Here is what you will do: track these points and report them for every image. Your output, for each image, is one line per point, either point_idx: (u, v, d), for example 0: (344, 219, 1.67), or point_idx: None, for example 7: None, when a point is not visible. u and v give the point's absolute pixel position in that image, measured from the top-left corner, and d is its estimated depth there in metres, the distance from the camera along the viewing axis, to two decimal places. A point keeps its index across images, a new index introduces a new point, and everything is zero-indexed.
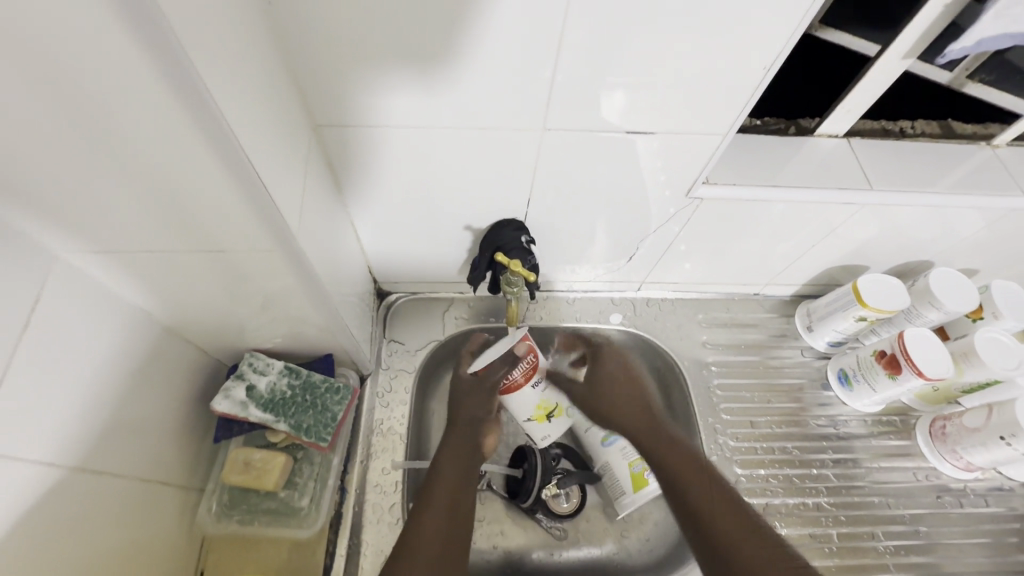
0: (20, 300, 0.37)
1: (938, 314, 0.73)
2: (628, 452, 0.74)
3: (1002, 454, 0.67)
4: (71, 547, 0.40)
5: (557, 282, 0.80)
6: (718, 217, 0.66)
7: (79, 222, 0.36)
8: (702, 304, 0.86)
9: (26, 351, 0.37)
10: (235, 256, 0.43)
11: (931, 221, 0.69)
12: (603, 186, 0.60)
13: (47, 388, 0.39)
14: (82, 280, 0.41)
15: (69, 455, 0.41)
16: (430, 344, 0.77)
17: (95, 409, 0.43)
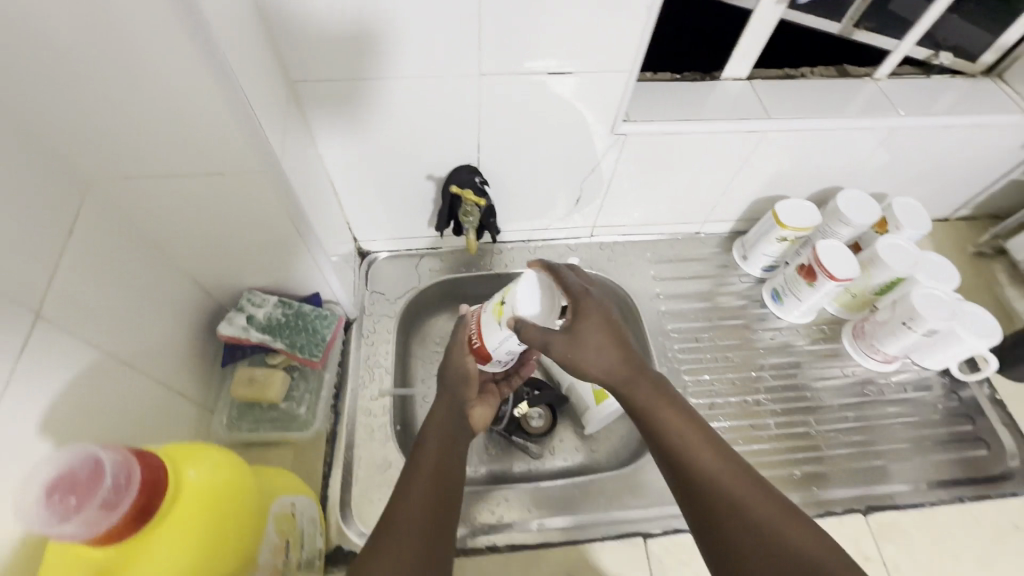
0: (65, 208, 0.46)
1: (848, 229, 0.83)
2: None
3: (907, 338, 0.77)
4: (117, 419, 0.50)
5: (517, 231, 0.91)
6: (644, 153, 0.76)
7: (110, 140, 0.47)
8: (650, 245, 0.96)
9: (76, 247, 0.46)
10: (231, 175, 0.53)
11: (829, 147, 0.80)
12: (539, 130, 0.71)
13: (92, 283, 0.48)
14: (113, 202, 0.51)
15: (111, 346, 0.50)
16: (409, 293, 0.88)
17: (124, 311, 0.52)
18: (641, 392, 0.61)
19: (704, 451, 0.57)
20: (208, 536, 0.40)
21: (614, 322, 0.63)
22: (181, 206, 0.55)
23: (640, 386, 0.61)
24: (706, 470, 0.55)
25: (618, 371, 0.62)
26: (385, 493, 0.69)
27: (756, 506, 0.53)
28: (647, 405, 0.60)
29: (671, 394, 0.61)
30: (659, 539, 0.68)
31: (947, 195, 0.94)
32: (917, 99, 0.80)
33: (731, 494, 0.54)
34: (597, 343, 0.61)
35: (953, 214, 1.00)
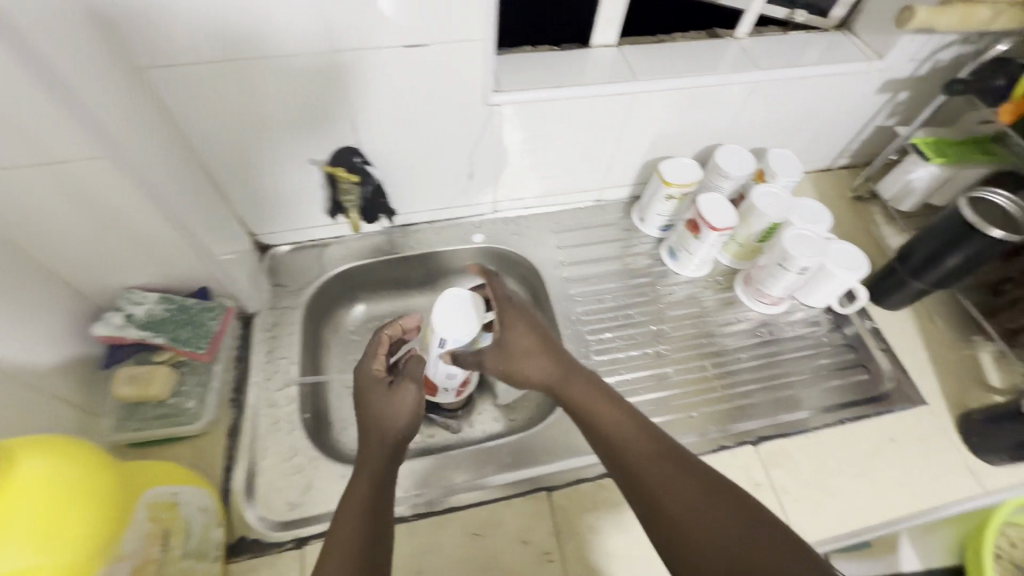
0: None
1: (728, 181, 0.88)
2: None
3: (779, 281, 0.84)
4: None
5: (417, 213, 0.92)
6: (522, 122, 0.79)
7: None
8: (553, 215, 0.99)
9: None
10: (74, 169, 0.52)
11: (700, 105, 0.85)
12: (412, 106, 0.72)
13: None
14: None
15: None
16: (313, 282, 0.88)
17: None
18: (572, 392, 0.62)
19: (641, 444, 0.56)
20: (64, 537, 0.42)
21: (541, 328, 0.66)
22: (28, 204, 0.53)
23: (571, 386, 0.62)
24: (640, 461, 0.55)
25: (550, 372, 0.63)
26: (291, 479, 0.69)
27: (692, 484, 0.52)
28: (583, 402, 0.61)
29: (603, 390, 0.62)
30: (563, 490, 0.70)
31: (822, 145, 1.00)
32: (776, 54, 0.85)
33: (665, 480, 0.53)
34: (526, 347, 0.64)
35: (832, 164, 1.07)
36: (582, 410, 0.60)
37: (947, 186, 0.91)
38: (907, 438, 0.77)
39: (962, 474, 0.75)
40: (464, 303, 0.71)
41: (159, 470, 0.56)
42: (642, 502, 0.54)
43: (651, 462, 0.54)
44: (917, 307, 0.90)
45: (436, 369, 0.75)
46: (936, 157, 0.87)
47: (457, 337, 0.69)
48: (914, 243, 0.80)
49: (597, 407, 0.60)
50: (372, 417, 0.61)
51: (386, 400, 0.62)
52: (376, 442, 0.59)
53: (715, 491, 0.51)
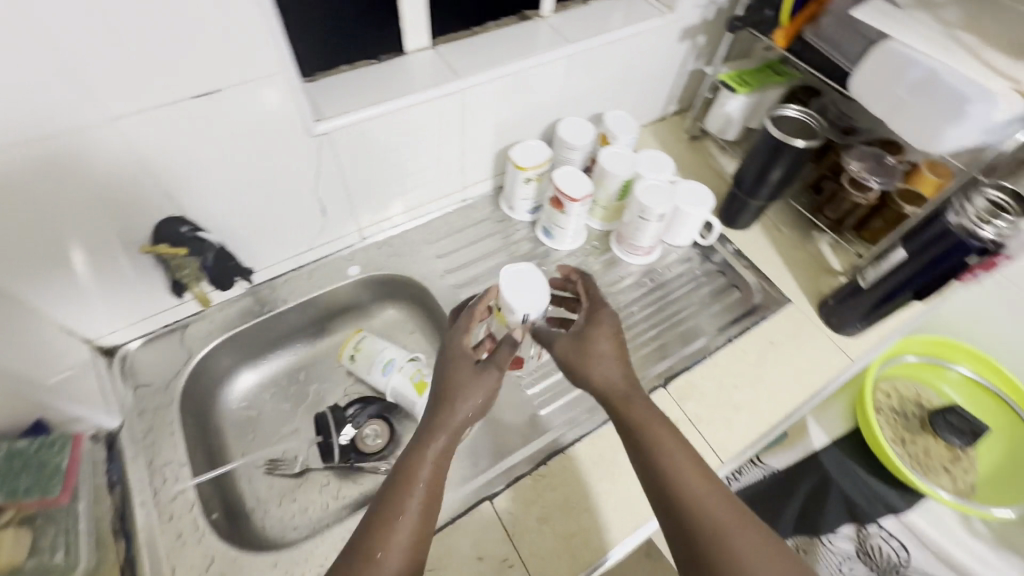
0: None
1: (576, 152, 0.91)
2: (405, 368, 0.85)
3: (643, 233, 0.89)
4: None
5: (280, 263, 0.86)
6: (358, 144, 0.76)
7: None
8: (424, 226, 0.97)
9: None
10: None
11: (530, 87, 0.87)
12: (231, 158, 0.66)
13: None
14: None
15: None
16: (182, 370, 0.79)
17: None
18: (633, 409, 0.62)
19: (696, 475, 0.56)
20: None
21: (620, 340, 0.69)
22: None
23: (634, 403, 0.63)
24: (691, 488, 0.55)
25: (614, 387, 0.64)
26: None
27: (734, 519, 0.53)
28: (640, 421, 0.61)
29: (665, 419, 0.61)
30: (505, 493, 0.69)
31: (649, 98, 1.08)
32: (582, 24, 0.90)
33: (714, 513, 0.53)
34: (602, 351, 0.67)
35: (664, 112, 1.15)
36: (635, 428, 0.60)
37: (757, 110, 1.02)
38: (785, 337, 0.87)
39: (833, 353, 0.85)
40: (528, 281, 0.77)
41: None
42: (679, 530, 0.54)
43: (702, 490, 0.55)
44: (763, 221, 1.01)
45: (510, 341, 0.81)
46: (740, 88, 0.98)
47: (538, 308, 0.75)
48: (743, 166, 0.90)
49: (654, 430, 0.60)
50: (456, 387, 0.64)
51: (475, 374, 0.65)
52: (450, 414, 0.62)
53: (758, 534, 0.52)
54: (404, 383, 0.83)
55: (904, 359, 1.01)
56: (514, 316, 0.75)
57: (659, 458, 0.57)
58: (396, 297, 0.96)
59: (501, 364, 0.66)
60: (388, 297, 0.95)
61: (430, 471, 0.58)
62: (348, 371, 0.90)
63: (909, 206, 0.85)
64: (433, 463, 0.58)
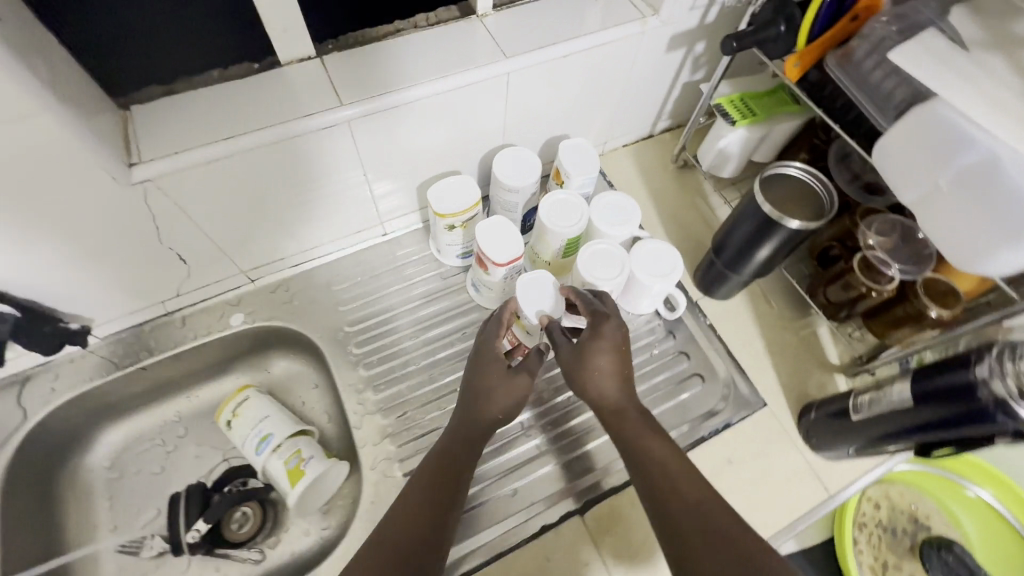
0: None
1: (515, 196, 0.73)
2: (283, 449, 0.71)
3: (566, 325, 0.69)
4: None
5: (142, 309, 0.72)
6: (206, 189, 0.59)
7: None
8: (332, 265, 0.81)
9: None
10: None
11: (455, 112, 0.68)
12: (18, 212, 0.50)
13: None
14: None
15: None
16: (11, 439, 0.66)
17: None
18: (627, 425, 0.56)
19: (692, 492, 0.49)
20: None
21: (624, 348, 0.61)
22: None
23: (631, 418, 0.57)
24: (689, 506, 0.48)
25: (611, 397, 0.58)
26: None
27: (739, 540, 0.44)
28: (635, 434, 0.55)
29: (664, 434, 0.56)
30: None
31: (628, 115, 0.86)
32: (531, 29, 0.68)
33: (713, 533, 0.45)
34: (601, 366, 0.59)
35: (649, 131, 0.93)
36: (630, 440, 0.55)
37: (761, 145, 0.80)
38: (748, 453, 0.70)
39: (806, 479, 0.68)
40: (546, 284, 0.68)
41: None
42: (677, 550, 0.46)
43: (697, 510, 0.48)
44: (751, 289, 0.81)
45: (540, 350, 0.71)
46: (740, 119, 0.75)
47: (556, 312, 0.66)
48: (725, 233, 0.70)
49: (645, 445, 0.54)
50: (483, 388, 0.63)
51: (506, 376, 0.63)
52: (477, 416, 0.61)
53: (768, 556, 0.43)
54: (276, 466, 0.71)
55: (921, 467, 0.84)
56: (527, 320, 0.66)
57: (650, 469, 0.52)
58: (294, 347, 0.81)
59: (525, 371, 0.64)
60: (284, 346, 0.81)
61: (432, 472, 0.57)
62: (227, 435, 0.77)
63: (937, 306, 0.63)
64: (450, 458, 0.58)
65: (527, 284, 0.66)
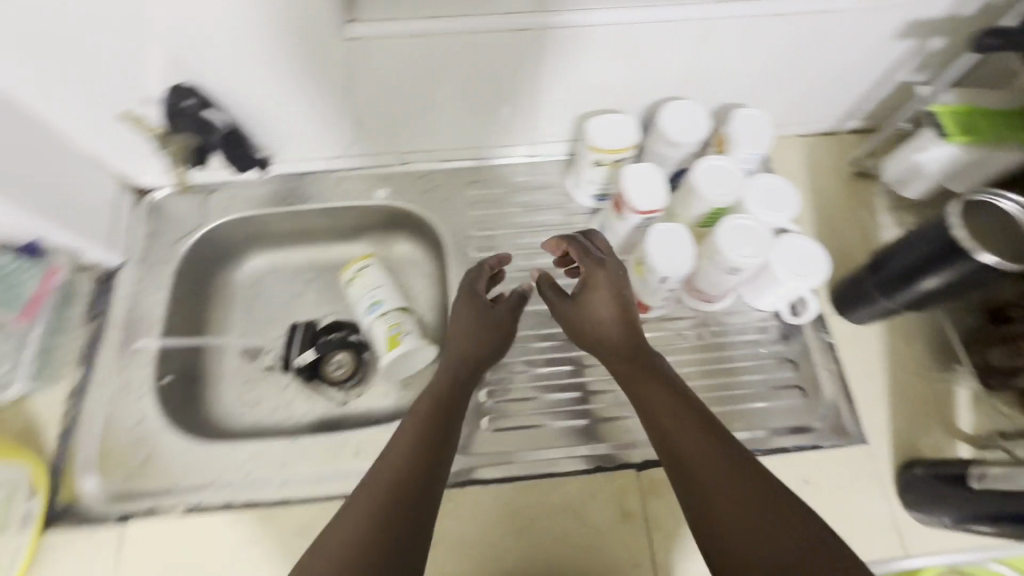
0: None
1: (672, 150, 0.71)
2: (389, 316, 0.79)
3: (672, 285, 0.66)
4: None
5: (311, 159, 0.81)
6: (402, 58, 0.66)
7: None
8: (474, 171, 0.85)
9: None
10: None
11: (641, 47, 0.67)
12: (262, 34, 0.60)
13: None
14: None
15: None
16: (191, 234, 0.80)
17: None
18: (633, 375, 0.57)
19: (704, 440, 0.50)
20: None
21: (625, 302, 0.61)
22: None
23: (631, 365, 0.58)
24: (701, 455, 0.49)
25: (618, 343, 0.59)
26: (131, 447, 0.66)
27: (749, 491, 0.46)
28: (645, 382, 0.56)
29: (673, 379, 0.56)
30: None
31: (816, 100, 0.79)
32: None
33: (724, 483, 0.47)
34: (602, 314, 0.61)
35: (833, 126, 0.85)
36: (638, 392, 0.56)
37: (966, 172, 0.70)
38: (828, 481, 0.66)
39: (883, 530, 0.63)
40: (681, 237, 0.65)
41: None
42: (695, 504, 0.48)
43: (722, 485, 0.47)
44: (891, 323, 0.73)
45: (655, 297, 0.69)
46: (954, 134, 0.66)
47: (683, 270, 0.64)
48: (893, 250, 0.63)
49: (665, 409, 0.53)
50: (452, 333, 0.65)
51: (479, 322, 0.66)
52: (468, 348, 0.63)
53: (795, 531, 0.43)
54: (380, 329, 0.79)
55: None
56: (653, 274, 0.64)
57: (662, 426, 0.52)
58: (417, 235, 0.87)
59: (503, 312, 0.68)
60: (410, 231, 0.87)
61: (430, 399, 0.57)
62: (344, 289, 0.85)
63: None
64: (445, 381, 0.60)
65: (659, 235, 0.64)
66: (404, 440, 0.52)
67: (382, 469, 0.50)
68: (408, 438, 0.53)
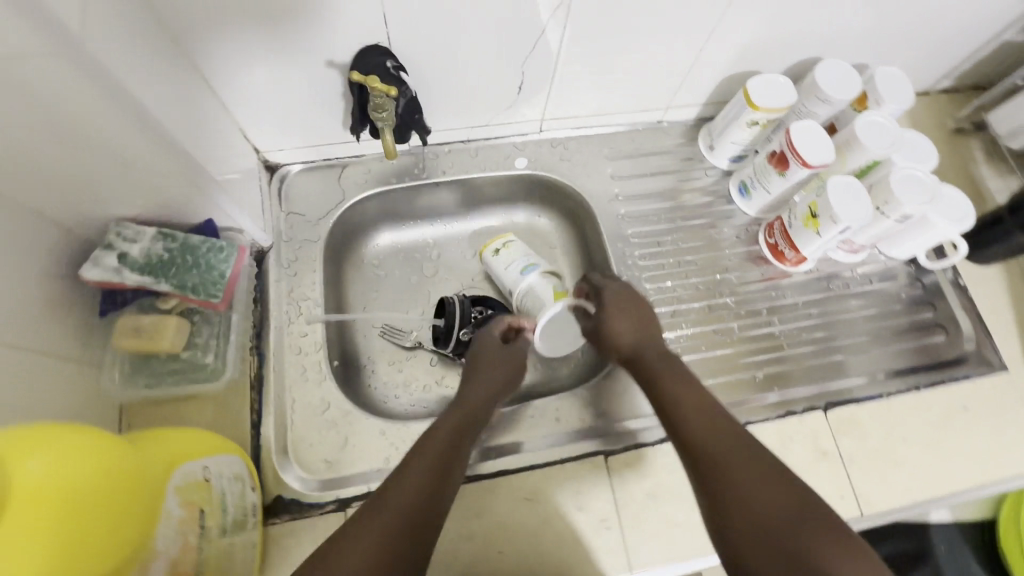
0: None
1: (825, 108, 0.74)
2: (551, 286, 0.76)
3: (843, 235, 0.70)
4: None
5: (452, 130, 0.78)
6: (593, 22, 0.63)
7: None
8: (608, 138, 0.85)
9: None
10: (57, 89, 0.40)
11: (811, 6, 0.69)
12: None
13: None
14: None
15: None
16: (333, 211, 0.76)
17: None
18: (664, 368, 0.60)
19: (715, 419, 0.51)
20: (102, 544, 0.35)
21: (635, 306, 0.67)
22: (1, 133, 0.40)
23: (658, 363, 0.61)
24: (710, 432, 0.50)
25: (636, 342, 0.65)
26: (326, 435, 0.63)
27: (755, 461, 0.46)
28: (663, 375, 0.59)
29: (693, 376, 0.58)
30: (621, 455, 0.66)
31: (931, 59, 0.84)
32: None
33: (729, 453, 0.47)
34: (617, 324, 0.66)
35: (934, 85, 0.91)
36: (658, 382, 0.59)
37: None
38: (984, 406, 0.72)
39: None
40: (855, 188, 0.68)
41: (165, 449, 0.44)
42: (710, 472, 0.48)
43: (733, 452, 0.47)
44: (1012, 264, 0.81)
45: (817, 249, 0.73)
46: None
47: (861, 220, 0.67)
48: None
49: (675, 384, 0.57)
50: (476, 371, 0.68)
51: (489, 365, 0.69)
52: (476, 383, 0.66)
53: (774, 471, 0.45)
54: (543, 287, 0.75)
55: None
56: (834, 226, 0.67)
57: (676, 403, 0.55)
58: (552, 205, 0.86)
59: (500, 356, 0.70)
60: (543, 202, 0.86)
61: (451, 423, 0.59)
62: (488, 267, 0.82)
63: None
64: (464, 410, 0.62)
65: (839, 187, 0.67)
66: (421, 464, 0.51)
67: (397, 485, 0.48)
68: (433, 457, 0.52)
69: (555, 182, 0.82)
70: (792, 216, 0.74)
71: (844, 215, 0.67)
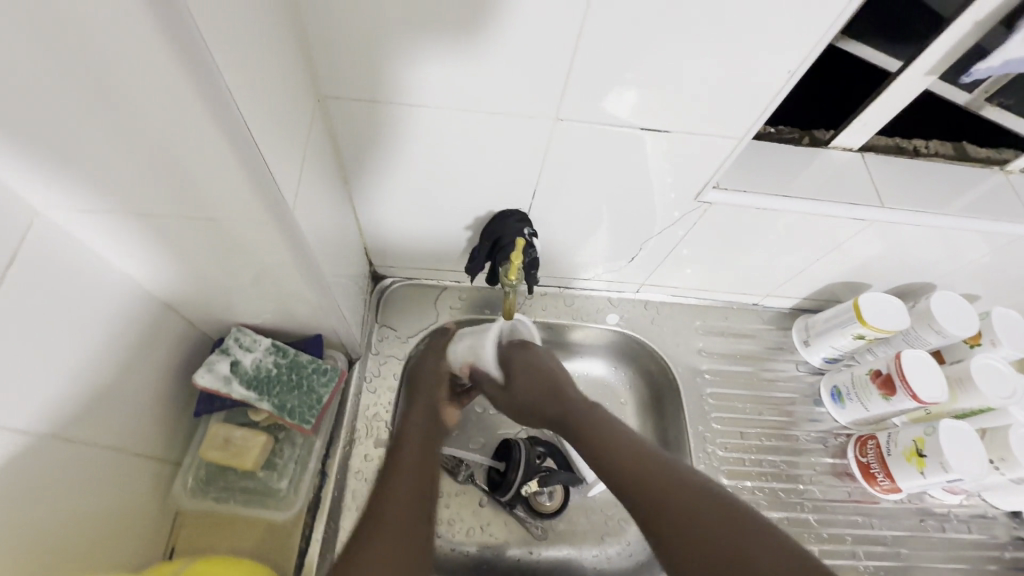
0: (5, 231, 0.36)
1: (938, 338, 0.72)
2: None
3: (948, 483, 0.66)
4: (28, 525, 0.39)
5: (554, 277, 0.80)
6: (725, 222, 0.66)
7: (68, 178, 0.36)
8: (700, 311, 0.85)
9: (22, 299, 0.38)
10: None
11: (936, 243, 0.69)
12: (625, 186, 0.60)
13: (25, 328, 0.38)
14: (75, 244, 0.42)
15: (48, 422, 0.41)
16: (423, 332, 0.76)
17: (71, 355, 0.42)
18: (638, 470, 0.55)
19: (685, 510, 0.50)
20: None
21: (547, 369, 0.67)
22: (162, 246, 0.44)
23: (629, 456, 0.57)
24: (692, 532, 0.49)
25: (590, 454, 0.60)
26: None
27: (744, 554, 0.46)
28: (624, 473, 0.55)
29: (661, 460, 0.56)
30: None
31: None
32: None
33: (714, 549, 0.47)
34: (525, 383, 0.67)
35: None
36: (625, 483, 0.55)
37: None
38: None
39: None
40: (970, 439, 0.65)
41: None
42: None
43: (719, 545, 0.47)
44: None
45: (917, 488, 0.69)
46: None
47: (974, 477, 0.63)
48: None
49: (640, 483, 0.54)
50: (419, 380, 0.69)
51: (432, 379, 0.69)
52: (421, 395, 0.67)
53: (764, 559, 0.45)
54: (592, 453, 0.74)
55: None
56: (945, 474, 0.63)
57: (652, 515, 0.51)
58: (633, 366, 0.84)
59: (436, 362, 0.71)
60: (623, 359, 0.84)
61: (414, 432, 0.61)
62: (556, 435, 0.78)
63: None
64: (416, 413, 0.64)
65: (952, 433, 0.64)
66: (401, 477, 0.55)
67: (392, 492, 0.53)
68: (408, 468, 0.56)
69: (644, 345, 0.82)
70: (889, 441, 0.70)
71: (958, 467, 0.63)
